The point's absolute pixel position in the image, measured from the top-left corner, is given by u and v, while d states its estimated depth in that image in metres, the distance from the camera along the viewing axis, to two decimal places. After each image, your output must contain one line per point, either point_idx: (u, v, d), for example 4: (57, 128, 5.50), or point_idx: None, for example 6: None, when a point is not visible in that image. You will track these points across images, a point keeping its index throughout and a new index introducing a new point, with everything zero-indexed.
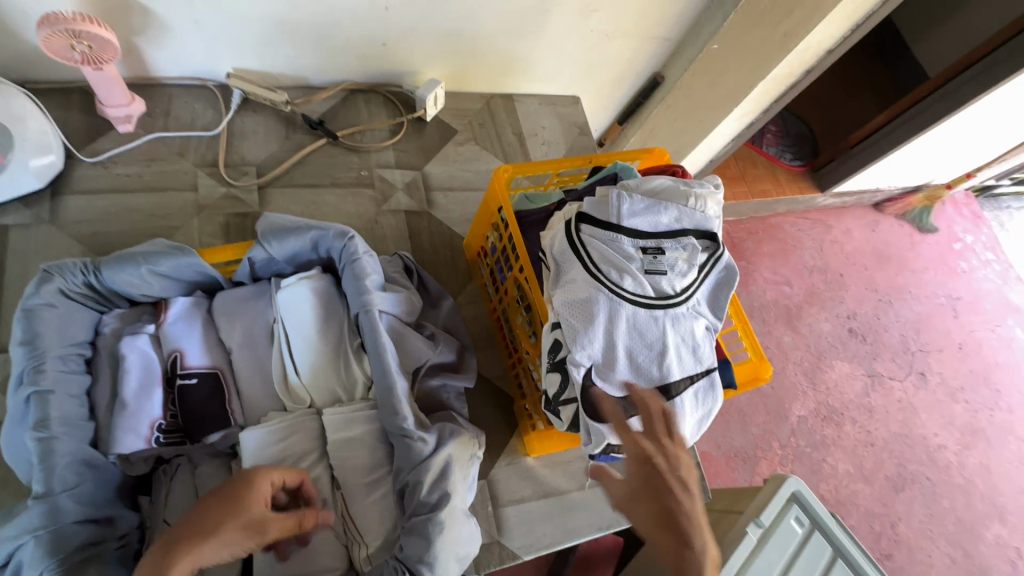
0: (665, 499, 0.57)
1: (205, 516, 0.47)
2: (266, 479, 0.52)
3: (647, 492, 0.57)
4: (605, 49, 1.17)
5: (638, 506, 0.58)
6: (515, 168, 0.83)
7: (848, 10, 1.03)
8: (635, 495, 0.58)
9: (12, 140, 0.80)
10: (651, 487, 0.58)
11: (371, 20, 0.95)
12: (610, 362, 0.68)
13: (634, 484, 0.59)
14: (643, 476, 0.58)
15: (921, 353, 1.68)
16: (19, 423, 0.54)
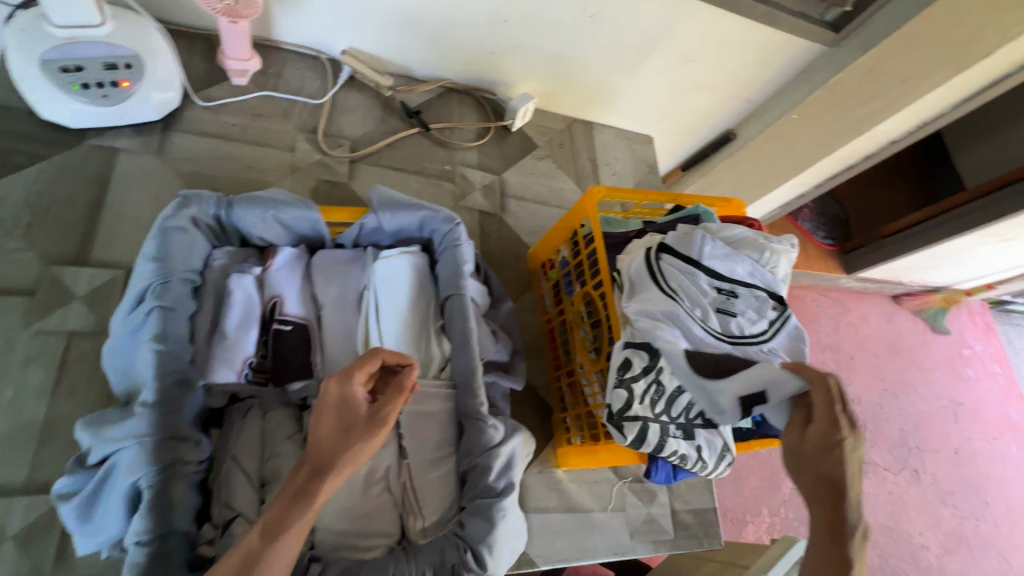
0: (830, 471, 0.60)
1: (326, 451, 0.50)
2: (352, 387, 0.53)
3: (812, 459, 0.61)
4: (689, 99, 1.23)
5: (800, 467, 0.62)
6: (607, 191, 0.86)
7: (916, 110, 1.07)
8: (804, 462, 0.62)
9: (144, 72, 0.83)
10: (824, 469, 0.60)
11: (488, 29, 1.01)
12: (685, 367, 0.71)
13: (799, 448, 0.62)
14: (821, 454, 0.61)
15: (917, 451, 1.70)
16: (131, 336, 0.57)
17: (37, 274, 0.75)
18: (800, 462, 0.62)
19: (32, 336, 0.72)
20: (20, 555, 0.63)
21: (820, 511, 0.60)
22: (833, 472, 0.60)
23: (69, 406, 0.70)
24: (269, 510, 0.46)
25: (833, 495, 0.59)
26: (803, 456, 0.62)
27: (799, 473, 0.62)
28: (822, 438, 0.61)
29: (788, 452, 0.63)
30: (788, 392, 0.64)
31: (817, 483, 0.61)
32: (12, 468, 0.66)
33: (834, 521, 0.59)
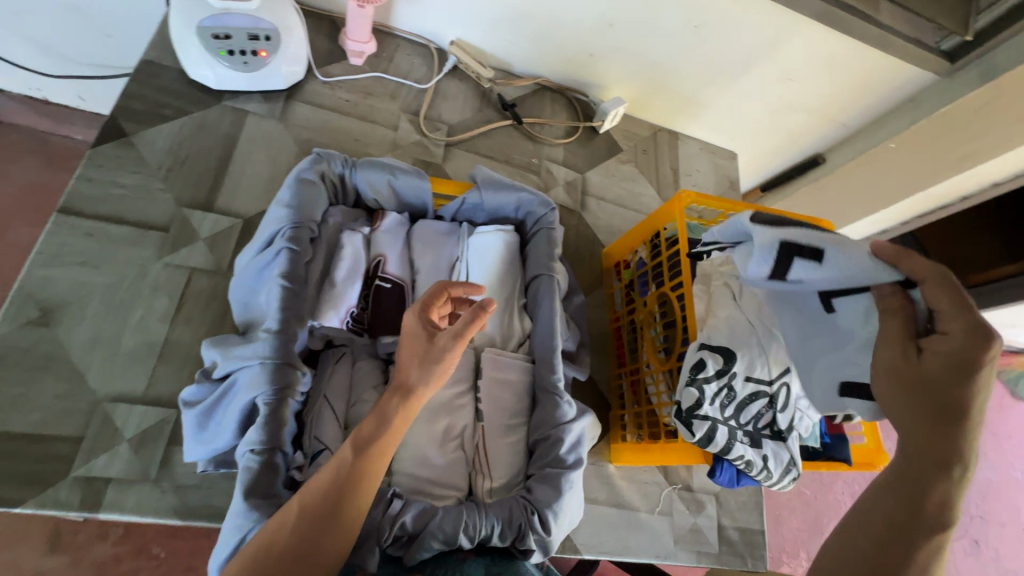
0: (942, 393, 0.50)
1: (403, 374, 0.53)
2: (418, 316, 0.55)
3: (918, 377, 0.52)
4: (781, 118, 1.22)
5: (904, 388, 0.53)
6: (697, 196, 0.87)
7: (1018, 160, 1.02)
8: (915, 383, 0.52)
9: (280, 44, 0.91)
10: (940, 390, 0.50)
11: (592, 31, 1.04)
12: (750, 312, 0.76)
13: (902, 368, 0.54)
14: (938, 369, 0.51)
15: (980, 520, 1.59)
16: (258, 271, 0.63)
17: (170, 213, 0.84)
18: (910, 387, 0.53)
19: (162, 267, 0.80)
20: (133, 457, 0.71)
21: (924, 436, 0.50)
22: (952, 391, 0.50)
23: (186, 332, 0.78)
24: (357, 429, 0.51)
25: (948, 416, 0.50)
26: (915, 376, 0.52)
27: (903, 397, 0.53)
28: (949, 356, 0.50)
29: (890, 376, 0.55)
30: (854, 262, 0.60)
31: (931, 407, 0.50)
32: (135, 379, 0.74)
33: (938, 444, 0.49)
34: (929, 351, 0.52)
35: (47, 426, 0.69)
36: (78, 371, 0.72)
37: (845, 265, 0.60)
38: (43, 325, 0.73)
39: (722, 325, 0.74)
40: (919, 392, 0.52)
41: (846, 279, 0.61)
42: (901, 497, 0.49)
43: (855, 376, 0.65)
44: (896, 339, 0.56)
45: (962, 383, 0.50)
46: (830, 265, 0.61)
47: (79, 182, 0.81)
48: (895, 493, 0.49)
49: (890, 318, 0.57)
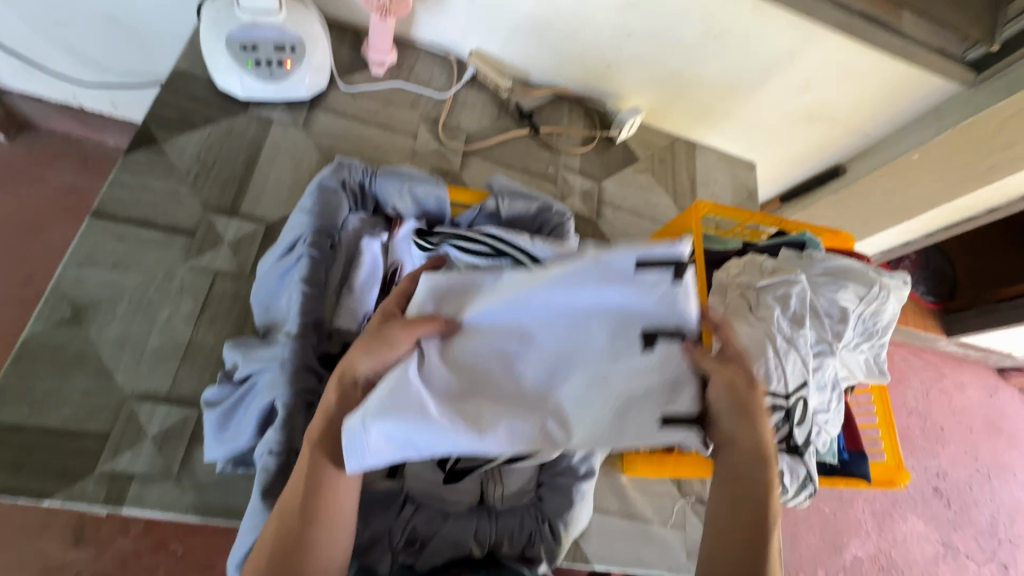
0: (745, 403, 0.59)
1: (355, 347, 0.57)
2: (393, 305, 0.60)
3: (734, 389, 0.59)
4: (802, 128, 1.21)
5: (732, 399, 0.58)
6: (713, 207, 0.86)
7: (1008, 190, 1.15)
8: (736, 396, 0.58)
9: (304, 55, 0.94)
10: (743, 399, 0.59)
11: (611, 41, 1.05)
12: (473, 333, 0.57)
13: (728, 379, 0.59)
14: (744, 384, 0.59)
15: (1007, 544, 1.75)
16: (281, 277, 0.65)
17: (197, 218, 0.86)
18: (724, 399, 0.59)
19: (188, 269, 0.83)
20: (156, 453, 0.73)
21: (749, 436, 0.58)
22: (745, 400, 0.59)
23: (209, 334, 0.80)
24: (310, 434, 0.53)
25: (751, 418, 0.58)
26: (739, 389, 0.58)
27: (726, 408, 0.59)
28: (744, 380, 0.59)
29: (722, 390, 0.59)
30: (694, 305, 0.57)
31: (732, 411, 0.59)
32: (160, 378, 0.76)
33: (750, 437, 0.58)
34: (724, 371, 0.58)
35: (76, 422, 0.71)
36: (107, 369, 0.75)
37: (685, 292, 0.56)
38: (75, 324, 0.76)
39: (742, 334, 0.75)
40: (728, 399, 0.59)
41: (674, 315, 0.57)
42: (733, 483, 0.57)
43: (662, 408, 0.57)
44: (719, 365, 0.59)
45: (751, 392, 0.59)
46: (682, 285, 0.56)
47: (113, 186, 0.84)
48: (747, 496, 0.56)
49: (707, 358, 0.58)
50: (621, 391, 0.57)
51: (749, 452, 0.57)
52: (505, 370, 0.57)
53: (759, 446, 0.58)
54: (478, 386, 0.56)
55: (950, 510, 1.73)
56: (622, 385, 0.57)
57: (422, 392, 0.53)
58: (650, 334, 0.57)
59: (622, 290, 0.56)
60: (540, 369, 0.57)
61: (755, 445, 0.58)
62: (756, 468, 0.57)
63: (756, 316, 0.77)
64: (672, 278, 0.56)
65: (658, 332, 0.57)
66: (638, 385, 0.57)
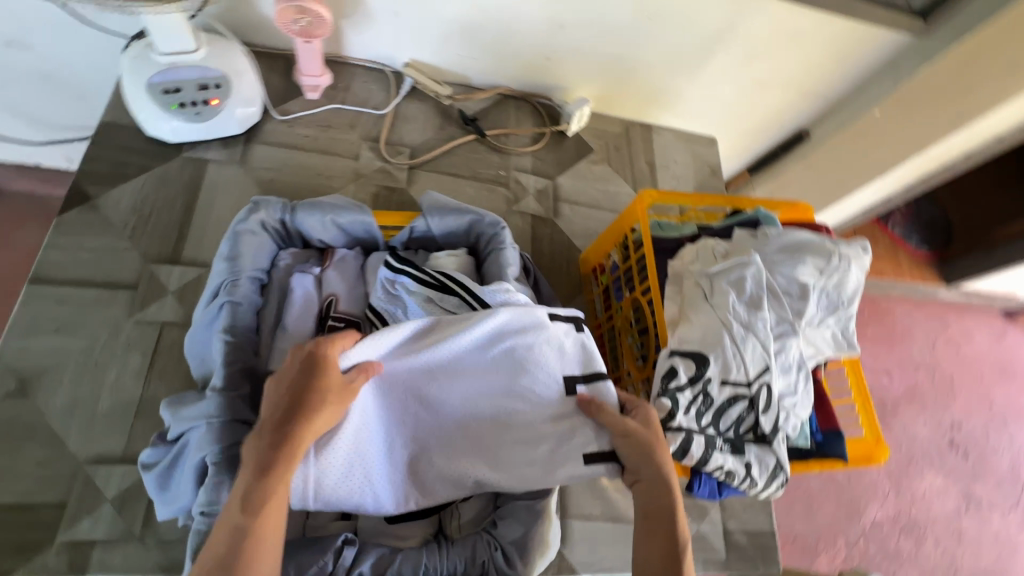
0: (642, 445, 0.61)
1: (304, 392, 0.52)
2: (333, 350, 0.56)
3: (632, 436, 0.61)
4: (757, 97, 1.17)
5: (630, 447, 0.61)
6: (658, 195, 0.84)
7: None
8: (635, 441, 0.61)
9: (230, 90, 0.92)
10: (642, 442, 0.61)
11: (545, 35, 1.02)
12: (397, 383, 0.61)
13: (625, 427, 0.61)
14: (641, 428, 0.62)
15: None
16: (207, 326, 0.64)
17: (138, 271, 0.85)
18: (623, 445, 0.61)
19: (133, 325, 0.82)
20: (116, 516, 0.72)
21: (650, 472, 0.60)
22: (649, 440, 0.61)
23: (160, 388, 0.79)
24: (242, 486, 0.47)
25: (648, 457, 0.60)
26: (635, 434, 0.61)
27: (629, 449, 0.61)
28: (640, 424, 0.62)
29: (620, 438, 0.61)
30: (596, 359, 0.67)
31: (634, 452, 0.61)
32: (114, 439, 0.75)
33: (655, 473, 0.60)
34: (619, 423, 0.61)
35: (32, 494, 0.71)
36: (59, 437, 0.74)
37: (589, 341, 0.69)
38: (22, 395, 0.75)
39: (697, 324, 0.73)
40: (630, 447, 0.61)
41: (587, 363, 0.67)
42: (645, 518, 0.59)
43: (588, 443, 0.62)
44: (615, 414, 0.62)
45: (652, 433, 0.62)
46: (585, 336, 0.69)
47: (48, 250, 0.83)
48: (660, 529, 0.58)
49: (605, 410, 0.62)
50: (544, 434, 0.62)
51: (653, 485, 0.60)
52: (427, 421, 0.62)
53: (664, 482, 0.60)
54: (406, 438, 0.61)
55: (968, 461, 1.69)
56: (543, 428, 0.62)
57: (354, 441, 0.58)
58: (568, 381, 0.65)
59: (538, 343, 0.65)
60: (461, 418, 0.62)
61: (656, 477, 0.60)
62: (664, 502, 0.59)
63: (712, 303, 0.74)
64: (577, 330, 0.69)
65: (576, 379, 0.65)
66: (562, 429, 0.62)
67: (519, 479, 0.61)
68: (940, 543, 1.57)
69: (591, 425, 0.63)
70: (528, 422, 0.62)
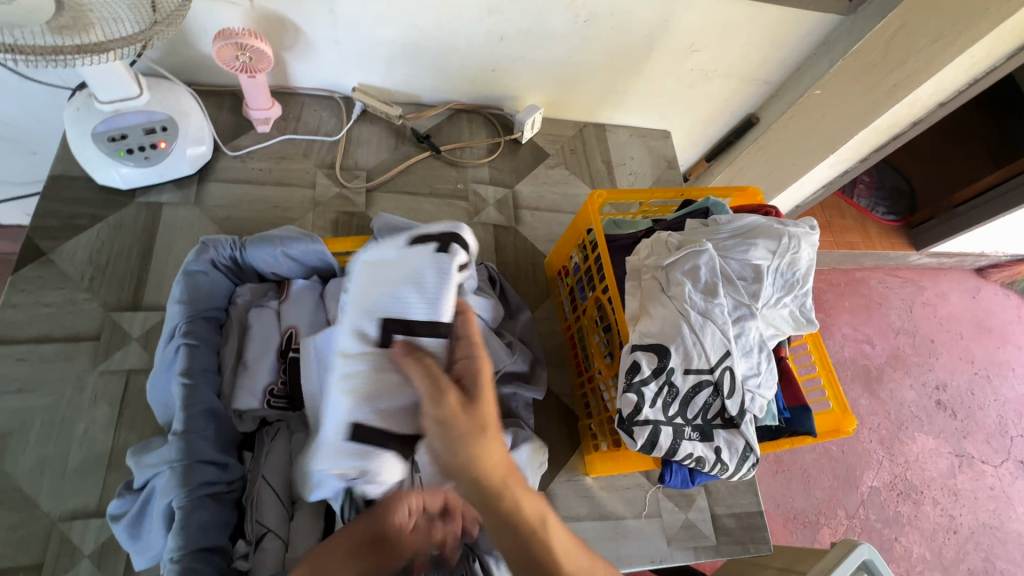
0: (458, 428, 0.51)
1: None
2: None
3: (443, 417, 0.52)
4: (703, 88, 1.20)
5: (445, 433, 0.51)
6: (609, 195, 0.85)
7: (967, 64, 1.07)
8: (445, 426, 0.51)
9: (177, 131, 0.92)
10: (460, 423, 0.51)
11: (486, 48, 1.03)
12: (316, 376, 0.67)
13: (434, 405, 0.52)
14: (455, 406, 0.52)
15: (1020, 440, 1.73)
16: (164, 370, 0.65)
17: (100, 321, 0.85)
18: (434, 426, 0.52)
19: (99, 375, 0.81)
20: (96, 571, 0.71)
21: (469, 467, 0.50)
22: (462, 426, 0.51)
23: (130, 437, 0.79)
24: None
25: (461, 447, 0.50)
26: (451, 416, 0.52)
27: (440, 434, 0.52)
28: (452, 393, 0.53)
29: (437, 425, 0.52)
30: (434, 277, 0.65)
31: (444, 441, 0.51)
32: (87, 494, 0.74)
33: (477, 463, 0.50)
34: (426, 388, 0.53)
35: (7, 559, 0.70)
36: (32, 498, 0.73)
37: (432, 265, 0.66)
38: None
39: (656, 317, 0.74)
40: (435, 426, 0.52)
41: (423, 299, 0.64)
42: (492, 516, 0.51)
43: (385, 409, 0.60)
44: (429, 381, 0.54)
45: (475, 420, 0.51)
46: (445, 266, 0.66)
47: (6, 310, 0.83)
48: (506, 535, 0.50)
49: (417, 363, 0.55)
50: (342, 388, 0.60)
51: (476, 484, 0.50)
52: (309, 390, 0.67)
53: (485, 478, 0.50)
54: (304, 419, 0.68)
55: (956, 419, 1.72)
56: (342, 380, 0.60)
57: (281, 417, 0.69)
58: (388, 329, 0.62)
59: (370, 288, 0.65)
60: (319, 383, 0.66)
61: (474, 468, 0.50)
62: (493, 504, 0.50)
63: (670, 295, 0.75)
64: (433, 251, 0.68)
65: (405, 326, 0.62)
66: (376, 395, 0.60)
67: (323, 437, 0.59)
68: (937, 504, 1.59)
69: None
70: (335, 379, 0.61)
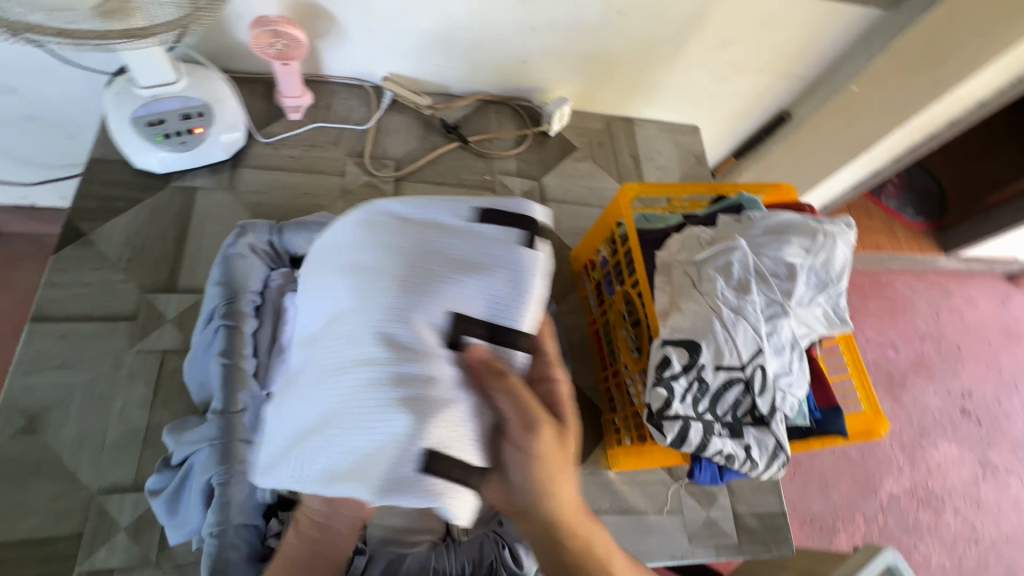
0: (550, 467, 0.50)
1: None
2: None
3: (535, 455, 0.49)
4: (735, 83, 1.18)
5: (533, 470, 0.50)
6: (641, 187, 0.85)
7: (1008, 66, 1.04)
8: (533, 463, 0.50)
9: (213, 117, 0.93)
10: (547, 463, 0.50)
11: (516, 39, 1.03)
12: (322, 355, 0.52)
13: (529, 440, 0.49)
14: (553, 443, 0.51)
15: None
16: (203, 350, 0.66)
17: (136, 302, 0.87)
18: (516, 459, 0.49)
19: (135, 354, 0.83)
20: (131, 543, 0.73)
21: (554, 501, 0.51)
22: (555, 463, 0.50)
23: (165, 416, 0.81)
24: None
25: (546, 486, 0.50)
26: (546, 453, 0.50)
27: (527, 468, 0.49)
28: (546, 429, 0.50)
29: (524, 462, 0.49)
30: (520, 275, 0.54)
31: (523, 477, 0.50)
32: (123, 469, 0.76)
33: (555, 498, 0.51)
34: (521, 423, 0.49)
35: (48, 528, 0.72)
36: (71, 471, 0.75)
37: (526, 259, 0.55)
38: (32, 432, 0.77)
39: (687, 312, 0.73)
40: (522, 461, 0.49)
41: (505, 300, 0.53)
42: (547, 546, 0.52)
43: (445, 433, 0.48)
44: (523, 416, 0.49)
45: (566, 456, 0.51)
46: (530, 259, 0.55)
47: (48, 289, 0.85)
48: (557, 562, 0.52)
49: (507, 388, 0.49)
50: (398, 390, 0.48)
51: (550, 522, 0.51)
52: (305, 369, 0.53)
53: (560, 516, 0.52)
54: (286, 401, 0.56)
55: (981, 428, 1.68)
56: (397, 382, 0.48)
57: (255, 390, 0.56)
58: (456, 326, 0.51)
59: (429, 264, 0.53)
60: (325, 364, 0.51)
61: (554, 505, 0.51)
62: (559, 541, 0.52)
63: (701, 291, 0.74)
64: (515, 238, 0.56)
65: (477, 327, 0.52)
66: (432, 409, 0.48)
67: (364, 452, 0.47)
68: (958, 512, 1.56)
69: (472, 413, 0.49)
70: (386, 381, 0.48)
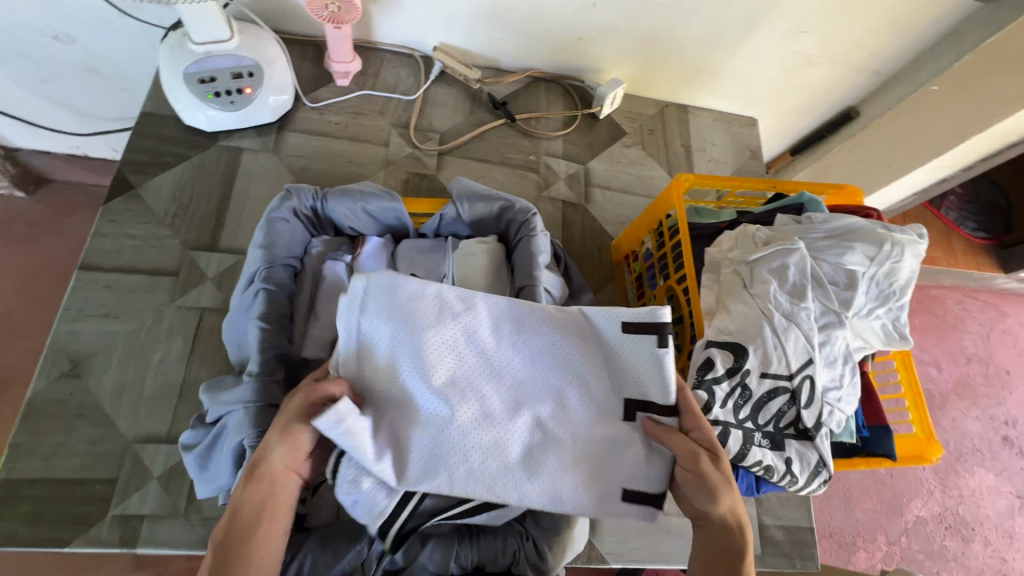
0: (708, 482, 0.55)
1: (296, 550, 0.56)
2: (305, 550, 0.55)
3: (694, 475, 0.56)
4: (802, 75, 1.11)
5: (699, 487, 0.56)
6: (695, 179, 0.81)
7: None
8: (699, 483, 0.56)
9: (263, 78, 0.92)
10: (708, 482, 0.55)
11: (575, 15, 0.98)
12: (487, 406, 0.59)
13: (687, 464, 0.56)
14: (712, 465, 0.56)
15: None
16: (242, 314, 0.67)
17: (179, 258, 0.88)
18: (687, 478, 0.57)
19: (176, 310, 0.85)
20: (163, 493, 0.75)
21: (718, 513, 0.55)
22: (713, 481, 0.55)
23: (200, 371, 0.82)
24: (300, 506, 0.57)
25: (705, 499, 0.55)
26: (703, 477, 0.56)
27: (690, 482, 0.56)
28: (706, 458, 0.56)
29: (689, 478, 0.57)
30: (659, 369, 0.59)
31: (700, 497, 0.55)
32: (159, 420, 0.78)
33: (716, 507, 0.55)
34: (685, 450, 0.56)
35: (85, 470, 0.74)
36: (109, 417, 0.77)
37: (667, 360, 0.59)
38: (75, 376, 0.79)
39: (735, 314, 0.70)
40: (694, 482, 0.56)
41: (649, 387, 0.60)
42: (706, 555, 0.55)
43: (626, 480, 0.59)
44: (686, 451, 0.57)
45: (725, 478, 0.56)
46: (665, 350, 0.59)
47: (96, 238, 0.87)
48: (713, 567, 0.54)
49: (667, 435, 0.58)
50: (591, 458, 0.59)
51: (721, 527, 0.55)
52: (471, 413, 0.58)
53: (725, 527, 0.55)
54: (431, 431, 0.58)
55: None
56: (586, 449, 0.60)
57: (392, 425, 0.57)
58: (629, 405, 0.61)
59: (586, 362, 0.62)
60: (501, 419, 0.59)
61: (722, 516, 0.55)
62: (732, 544, 0.54)
63: (751, 292, 0.71)
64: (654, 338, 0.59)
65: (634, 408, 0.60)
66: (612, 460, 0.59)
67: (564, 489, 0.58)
68: (989, 543, 1.49)
69: (645, 451, 0.59)
70: (581, 445, 0.60)
